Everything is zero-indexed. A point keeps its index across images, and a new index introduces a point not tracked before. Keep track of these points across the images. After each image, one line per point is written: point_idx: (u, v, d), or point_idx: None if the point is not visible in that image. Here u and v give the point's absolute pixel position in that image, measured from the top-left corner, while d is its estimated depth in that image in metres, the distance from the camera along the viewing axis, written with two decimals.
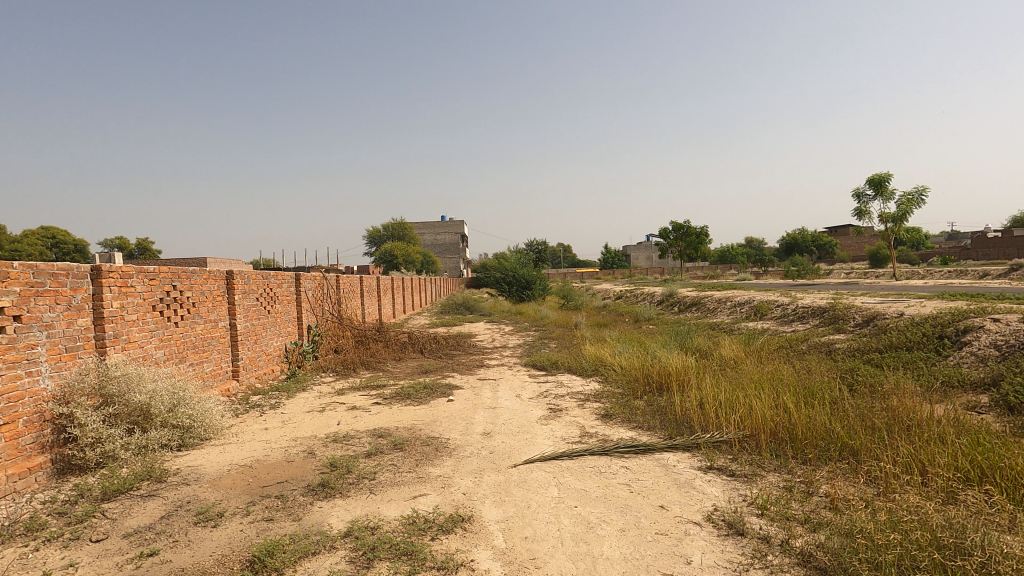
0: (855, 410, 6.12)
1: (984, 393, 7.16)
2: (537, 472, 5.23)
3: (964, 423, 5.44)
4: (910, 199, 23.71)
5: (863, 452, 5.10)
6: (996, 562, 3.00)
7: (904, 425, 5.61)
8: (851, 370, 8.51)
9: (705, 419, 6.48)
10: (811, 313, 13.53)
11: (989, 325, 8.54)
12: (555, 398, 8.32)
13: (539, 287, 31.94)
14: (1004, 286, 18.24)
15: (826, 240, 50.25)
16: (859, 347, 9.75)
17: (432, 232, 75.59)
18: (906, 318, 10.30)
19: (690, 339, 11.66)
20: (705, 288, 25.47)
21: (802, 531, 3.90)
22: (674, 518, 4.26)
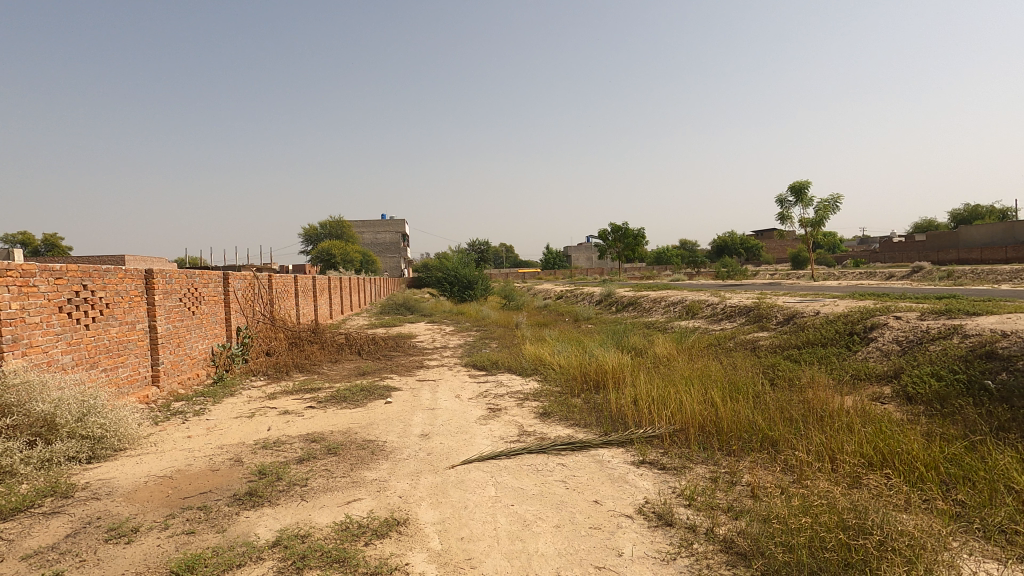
0: (775, 403, 6.52)
1: (887, 384, 7.82)
2: (474, 472, 5.23)
3: (869, 413, 5.92)
4: (826, 206, 25.43)
5: (781, 442, 5.44)
6: (892, 539, 3.29)
7: (818, 415, 6.03)
8: (773, 365, 9.06)
9: (639, 415, 6.69)
10: (738, 312, 14.26)
11: (892, 322, 9.32)
12: (495, 398, 8.35)
13: (480, 287, 31.99)
14: (906, 287, 19.91)
15: (753, 244, 53.02)
16: (780, 343, 10.39)
17: (372, 232, 74.02)
18: (821, 317, 11.07)
19: (626, 338, 12.03)
20: (641, 288, 26.33)
21: (725, 518, 4.12)
22: (607, 512, 4.37)
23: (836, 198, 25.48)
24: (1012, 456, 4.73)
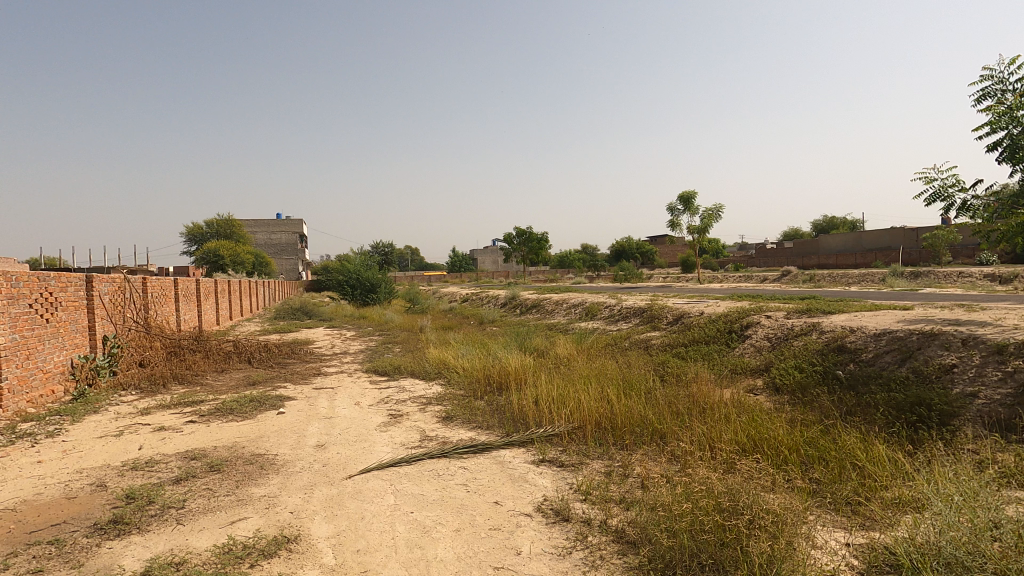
0: (664, 398, 6.97)
1: (759, 376, 8.64)
2: (373, 481, 5.07)
3: (744, 404, 6.50)
4: (710, 215, 27.60)
5: (669, 435, 5.83)
6: (760, 517, 3.63)
7: (701, 407, 6.53)
8: (663, 362, 9.68)
9: (539, 415, 6.85)
10: (633, 313, 15.08)
11: (764, 321, 10.32)
12: (396, 403, 8.16)
13: (384, 290, 31.19)
14: (776, 289, 22.14)
15: (648, 249, 56.25)
16: (669, 342, 11.13)
17: (267, 232, 69.59)
18: (705, 316, 12.01)
19: (529, 339, 12.28)
20: (545, 291, 27.04)
21: (618, 510, 4.33)
22: (507, 512, 4.43)
23: (718, 208, 27.71)
24: (856, 437, 5.43)
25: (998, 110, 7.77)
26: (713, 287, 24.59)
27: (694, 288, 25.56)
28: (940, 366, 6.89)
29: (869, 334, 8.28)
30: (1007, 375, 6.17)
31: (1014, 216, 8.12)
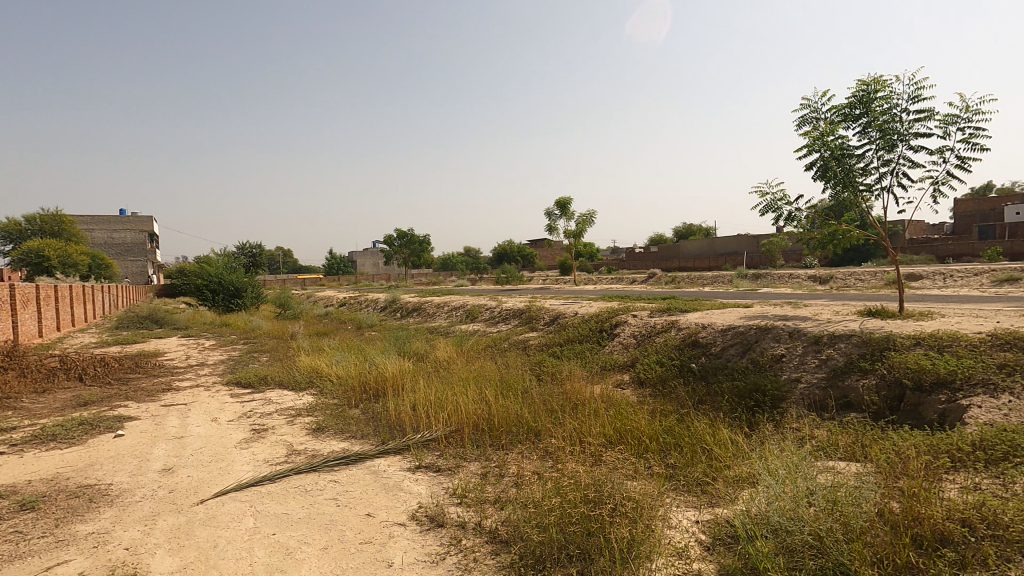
0: (539, 397, 7.20)
1: (625, 372, 9.28)
2: (230, 504, 4.63)
3: (611, 398, 6.94)
4: (585, 220, 29.07)
5: (543, 432, 6.03)
6: (621, 506, 3.88)
7: (573, 404, 6.84)
8: (539, 362, 10.02)
9: (416, 420, 6.73)
10: (512, 314, 15.43)
11: (631, 320, 11.08)
12: (261, 417, 7.55)
13: (251, 295, 28.84)
14: (642, 290, 23.94)
15: (529, 253, 57.78)
16: (546, 342, 11.56)
17: (107, 230, 61.13)
18: (578, 317, 12.62)
19: (408, 343, 12.05)
20: (426, 293, 26.79)
21: (492, 510, 4.38)
22: (380, 523, 4.28)
23: (592, 213, 29.30)
24: (706, 423, 6.03)
25: (814, 135, 9.07)
26: (585, 288, 27.51)
27: (569, 287, 28.55)
28: (772, 356, 7.88)
29: (717, 330, 9.24)
30: (822, 362, 7.24)
31: (827, 226, 9.53)
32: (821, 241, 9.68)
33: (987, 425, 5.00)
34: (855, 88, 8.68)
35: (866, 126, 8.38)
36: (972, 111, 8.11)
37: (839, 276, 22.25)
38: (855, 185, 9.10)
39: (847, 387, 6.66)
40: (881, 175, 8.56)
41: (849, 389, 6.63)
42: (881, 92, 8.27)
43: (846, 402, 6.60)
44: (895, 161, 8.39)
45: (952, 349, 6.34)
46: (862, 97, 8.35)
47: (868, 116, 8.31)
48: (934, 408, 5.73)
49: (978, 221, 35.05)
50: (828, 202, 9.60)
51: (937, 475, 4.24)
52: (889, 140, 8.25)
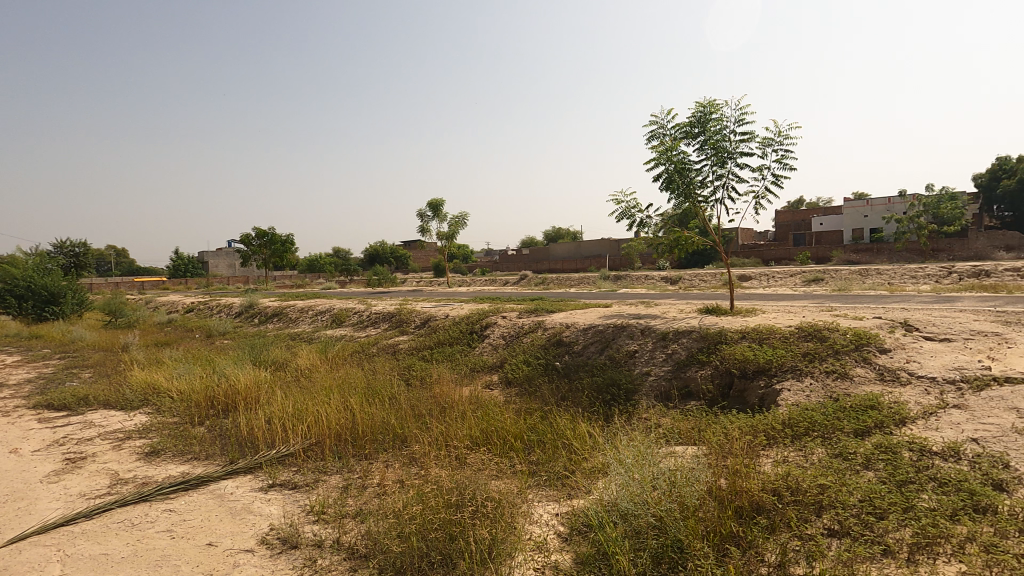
0: (407, 402, 7.07)
1: (494, 372, 9.52)
2: (29, 552, 3.91)
3: (479, 400, 7.04)
4: (457, 222, 29.11)
5: (409, 438, 5.92)
6: (483, 507, 3.95)
7: (441, 407, 6.82)
8: (408, 366, 9.87)
9: (271, 435, 6.23)
10: (382, 318, 14.98)
11: (500, 321, 11.32)
12: (78, 444, 6.49)
13: (71, 301, 24.81)
14: (513, 291, 24.61)
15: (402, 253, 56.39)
16: (416, 345, 11.42)
17: None
18: (450, 319, 12.60)
19: (266, 352, 11.16)
20: (288, 297, 25.04)
21: (351, 524, 4.19)
22: (223, 552, 3.89)
23: (464, 215, 29.45)
24: (567, 419, 6.34)
25: (661, 149, 9.97)
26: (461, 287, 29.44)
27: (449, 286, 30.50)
28: (627, 352, 8.52)
29: (579, 329, 9.77)
30: (668, 355, 7.97)
31: (672, 232, 10.54)
32: (667, 245, 10.68)
33: (794, 405, 5.85)
34: (694, 109, 9.68)
35: (703, 144, 9.38)
36: (784, 136, 9.45)
37: (686, 277, 24.72)
38: (695, 195, 10.17)
39: (688, 378, 7.40)
40: (715, 188, 9.66)
41: (690, 379, 7.37)
42: (714, 114, 9.32)
43: (687, 391, 7.33)
44: (726, 175, 9.51)
45: (769, 340, 7.33)
46: (700, 118, 9.34)
47: (704, 134, 9.32)
48: (756, 393, 6.58)
49: (793, 230, 41.02)
50: (673, 210, 10.62)
51: (756, 452, 4.87)
52: (720, 157, 9.33)
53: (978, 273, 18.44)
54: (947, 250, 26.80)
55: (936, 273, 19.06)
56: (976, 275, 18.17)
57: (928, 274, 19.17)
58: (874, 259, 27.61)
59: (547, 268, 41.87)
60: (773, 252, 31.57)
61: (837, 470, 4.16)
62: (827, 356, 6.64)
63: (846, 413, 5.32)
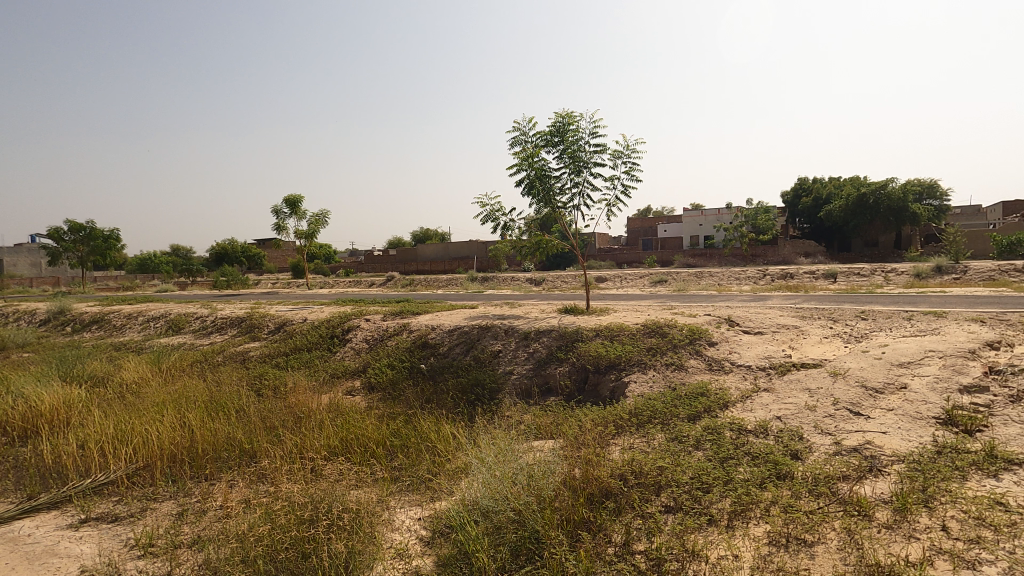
0: (257, 414, 6.53)
1: (356, 377, 9.23)
2: None
3: (338, 408, 6.75)
4: (318, 220, 27.49)
5: (258, 453, 5.47)
6: (335, 524, 3.81)
7: (296, 417, 6.41)
8: (260, 375, 9.19)
9: (85, 462, 5.36)
10: (229, 323, 13.64)
11: (363, 324, 10.92)
12: None
13: None
14: (378, 293, 23.88)
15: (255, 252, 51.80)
16: (269, 353, 10.62)
17: None
18: (308, 323, 11.86)
19: (80, 365, 9.58)
20: (112, 300, 21.73)
21: (186, 555, 3.78)
22: None
23: (325, 213, 27.88)
24: (431, 421, 6.32)
25: (523, 155, 10.35)
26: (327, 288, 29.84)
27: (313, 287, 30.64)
28: (491, 352, 8.71)
29: (445, 330, 9.78)
30: (530, 354, 8.30)
31: (534, 235, 11.00)
32: (530, 248, 11.12)
33: (640, 396, 6.42)
34: (554, 118, 10.18)
35: (562, 153, 9.91)
36: (631, 150, 10.32)
37: (549, 279, 25.90)
38: (554, 201, 10.70)
39: (547, 375, 7.77)
40: (572, 195, 10.26)
41: (549, 376, 7.75)
42: (572, 125, 9.89)
43: (547, 387, 7.69)
44: (582, 183, 10.15)
45: (620, 337, 7.97)
46: (559, 128, 9.85)
47: (563, 144, 9.85)
48: (608, 386, 7.10)
49: (642, 236, 44.96)
50: (535, 215, 11.07)
51: (607, 441, 5.26)
52: (577, 166, 9.94)
53: (785, 275, 21.76)
54: (762, 255, 31.09)
55: (754, 276, 22.12)
56: (783, 277, 21.42)
57: (748, 276, 22.19)
58: (707, 263, 31.30)
59: (415, 269, 41.28)
60: (625, 256, 34.35)
61: (673, 453, 4.65)
62: (667, 350, 7.38)
63: (682, 400, 5.96)
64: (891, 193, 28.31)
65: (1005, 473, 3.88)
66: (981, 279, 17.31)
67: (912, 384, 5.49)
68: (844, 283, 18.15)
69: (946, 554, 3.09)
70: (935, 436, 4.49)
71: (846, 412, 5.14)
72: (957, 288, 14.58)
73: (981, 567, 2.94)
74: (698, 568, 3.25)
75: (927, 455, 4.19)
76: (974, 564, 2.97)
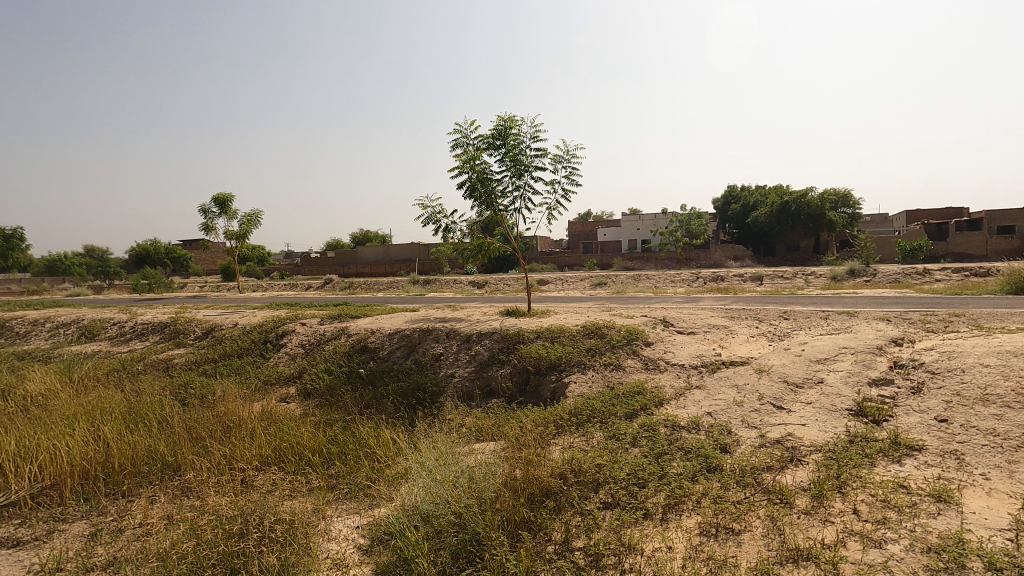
0: (182, 425, 6.16)
1: (292, 384, 8.91)
2: None
3: (271, 416, 6.49)
4: (250, 221, 26.25)
5: (183, 466, 5.17)
6: (266, 539, 3.67)
7: (226, 427, 6.11)
8: (185, 384, 8.69)
9: None
10: (151, 329, 12.80)
11: (299, 328, 10.53)
12: None
13: None
14: (315, 296, 23.12)
15: (180, 254, 48.62)
16: (196, 360, 10.05)
17: None
18: (238, 328, 11.31)
19: None
20: (14, 306, 19.85)
21: None
22: None
23: (258, 212, 26.65)
24: (370, 427, 6.19)
25: (465, 157, 10.33)
26: (272, 287, 31.55)
27: (256, 287, 32.06)
28: (432, 355, 8.63)
29: (385, 334, 9.60)
30: (471, 356, 8.29)
31: (476, 238, 11.00)
32: (471, 250, 11.11)
33: (579, 396, 6.55)
34: (496, 122, 10.22)
35: (503, 156, 9.97)
36: (572, 155, 10.53)
37: (492, 281, 25.96)
38: (496, 204, 10.75)
39: (489, 377, 7.78)
40: (513, 198, 10.34)
41: (490, 378, 7.76)
42: (513, 129, 9.97)
43: (489, 390, 7.71)
44: (523, 187, 10.24)
45: (560, 338, 8.10)
46: (500, 131, 9.91)
47: (505, 147, 9.91)
48: (549, 387, 7.20)
49: (582, 239, 45.90)
50: (476, 217, 11.07)
51: (547, 441, 5.34)
52: (518, 170, 10.03)
53: (716, 278, 22.81)
54: (696, 258, 32.71)
55: (688, 278, 23.07)
56: (715, 280, 22.45)
57: (682, 279, 23.12)
58: (644, 266, 32.33)
59: (354, 272, 40.22)
60: (567, 259, 34.94)
61: (611, 450, 4.77)
62: (605, 350, 7.57)
63: (619, 399, 6.13)
64: (811, 201, 30.33)
65: (907, 458, 4.24)
66: (888, 281, 18.85)
67: (828, 379, 5.90)
68: (769, 285, 19.36)
69: (857, 535, 3.34)
70: (848, 426, 4.85)
71: (770, 406, 5.45)
72: (867, 288, 16.68)
73: (887, 545, 3.20)
74: (635, 561, 3.35)
75: (841, 444, 4.52)
76: (881, 542, 3.23)
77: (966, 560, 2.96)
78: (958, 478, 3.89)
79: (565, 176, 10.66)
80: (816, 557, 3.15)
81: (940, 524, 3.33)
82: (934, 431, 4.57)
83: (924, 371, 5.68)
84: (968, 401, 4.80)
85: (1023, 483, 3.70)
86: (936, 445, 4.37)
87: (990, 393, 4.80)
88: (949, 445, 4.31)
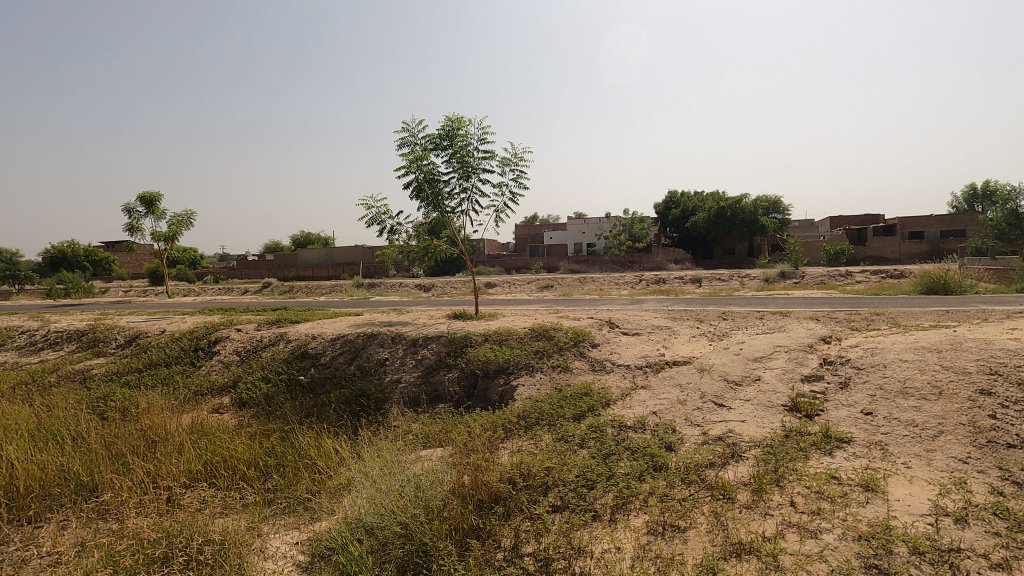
0: (100, 441, 5.71)
1: (226, 394, 8.46)
2: None
3: (201, 429, 6.11)
4: (180, 222, 24.77)
5: (100, 486, 4.77)
6: (192, 567, 3.44)
7: (150, 441, 5.69)
8: (104, 397, 8.05)
9: None
10: (66, 337, 11.80)
11: (233, 335, 9.97)
12: None
13: None
14: (254, 300, 22.23)
15: (102, 256, 45.31)
16: (117, 370, 9.35)
17: None
18: (166, 335, 10.61)
19: None
20: None
21: None
22: None
23: (190, 213, 25.19)
24: (310, 436, 5.94)
25: (412, 158, 10.14)
26: (205, 287, 33.44)
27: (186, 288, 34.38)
28: (377, 361, 8.39)
29: (326, 339, 9.26)
30: (418, 361, 8.11)
31: (423, 240, 10.79)
32: (417, 253, 10.89)
33: (527, 398, 6.53)
34: (444, 122, 10.08)
35: (450, 157, 9.86)
36: (519, 158, 10.52)
37: (439, 284, 25.70)
38: (443, 206, 10.59)
39: (436, 382, 7.64)
40: (461, 200, 10.23)
41: (438, 383, 7.61)
42: (460, 130, 9.86)
43: (435, 395, 7.57)
44: (470, 189, 10.15)
45: (508, 341, 8.03)
46: (448, 132, 9.78)
47: (452, 148, 9.80)
48: (496, 390, 7.12)
49: (530, 241, 46.35)
50: (423, 219, 10.87)
51: (495, 446, 5.26)
52: (466, 172, 9.94)
53: (658, 280, 23.39)
54: (639, 262, 33.11)
55: (632, 280, 23.63)
56: (657, 283, 23.08)
57: (627, 281, 23.66)
58: (589, 270, 32.62)
59: (294, 275, 38.78)
60: (514, 262, 34.98)
61: (559, 453, 4.75)
62: (553, 352, 7.59)
63: (567, 400, 6.17)
64: (745, 206, 31.76)
65: (838, 450, 4.45)
66: (816, 283, 20.03)
67: (765, 376, 6.15)
68: (708, 287, 20.36)
69: (795, 526, 3.46)
70: (783, 422, 5.06)
71: (711, 404, 5.61)
72: (796, 287, 18.43)
73: (822, 535, 3.33)
74: (584, 564, 3.33)
75: (777, 439, 4.69)
76: (816, 533, 3.35)
77: (893, 546, 3.10)
78: (883, 467, 4.11)
79: (512, 179, 10.63)
80: (757, 550, 3.24)
81: (869, 512, 3.49)
82: (860, 423, 4.82)
83: (850, 366, 6.01)
84: (889, 394, 5.11)
85: (940, 469, 3.96)
86: (863, 436, 4.61)
87: (909, 386, 5.12)
88: (875, 437, 4.57)
